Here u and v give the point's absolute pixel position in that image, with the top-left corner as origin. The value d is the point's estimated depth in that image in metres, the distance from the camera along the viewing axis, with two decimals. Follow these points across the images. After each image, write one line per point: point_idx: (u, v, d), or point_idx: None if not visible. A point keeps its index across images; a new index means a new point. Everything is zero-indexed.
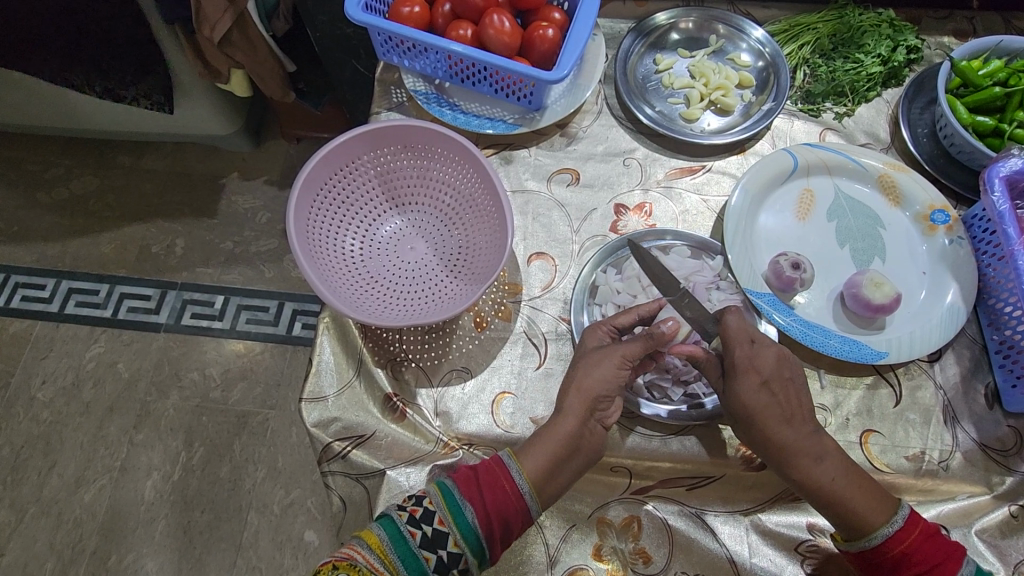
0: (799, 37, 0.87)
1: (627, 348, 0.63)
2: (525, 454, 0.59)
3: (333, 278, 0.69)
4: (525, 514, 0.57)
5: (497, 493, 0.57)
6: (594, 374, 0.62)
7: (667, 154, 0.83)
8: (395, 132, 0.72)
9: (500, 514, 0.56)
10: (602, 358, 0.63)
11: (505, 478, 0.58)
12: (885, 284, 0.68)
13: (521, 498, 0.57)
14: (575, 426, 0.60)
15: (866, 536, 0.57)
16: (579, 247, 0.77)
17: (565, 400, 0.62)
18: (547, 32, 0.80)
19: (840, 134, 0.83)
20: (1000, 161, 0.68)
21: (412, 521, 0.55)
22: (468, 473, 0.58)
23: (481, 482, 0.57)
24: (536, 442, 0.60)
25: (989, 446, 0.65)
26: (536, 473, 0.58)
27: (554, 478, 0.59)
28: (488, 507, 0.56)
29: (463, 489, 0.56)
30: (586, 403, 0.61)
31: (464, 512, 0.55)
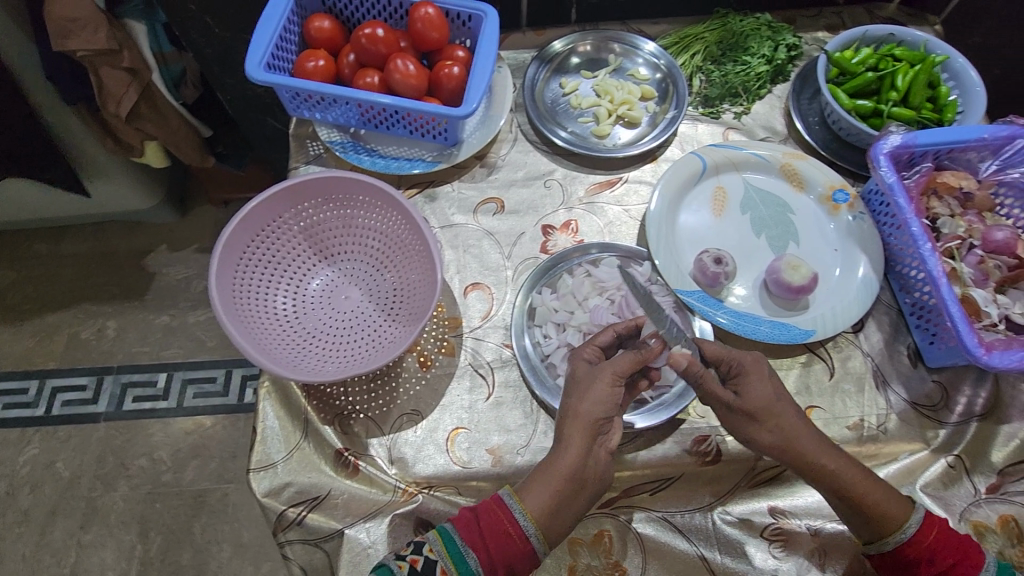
0: (690, 47, 0.92)
1: (616, 366, 0.61)
2: (526, 491, 0.57)
3: (267, 340, 0.67)
4: (531, 556, 0.56)
5: (500, 540, 0.55)
6: (587, 398, 0.60)
7: (585, 171, 0.85)
8: (313, 185, 0.72)
9: (504, 560, 0.55)
10: (593, 382, 0.60)
11: (508, 521, 0.55)
12: (801, 266, 0.72)
13: (524, 540, 0.55)
14: (579, 459, 0.57)
15: (899, 530, 0.57)
16: (513, 272, 0.78)
17: (564, 428, 0.59)
18: (453, 70, 0.82)
19: (741, 132, 0.88)
20: (881, 139, 0.73)
21: (412, 573, 0.53)
22: (468, 515, 0.57)
23: (482, 528, 0.55)
24: (539, 477, 0.57)
25: (918, 404, 0.69)
26: (540, 512, 0.56)
27: (558, 515, 0.56)
28: (492, 555, 0.54)
29: (463, 533, 0.55)
30: (586, 429, 0.58)
31: (468, 561, 0.54)
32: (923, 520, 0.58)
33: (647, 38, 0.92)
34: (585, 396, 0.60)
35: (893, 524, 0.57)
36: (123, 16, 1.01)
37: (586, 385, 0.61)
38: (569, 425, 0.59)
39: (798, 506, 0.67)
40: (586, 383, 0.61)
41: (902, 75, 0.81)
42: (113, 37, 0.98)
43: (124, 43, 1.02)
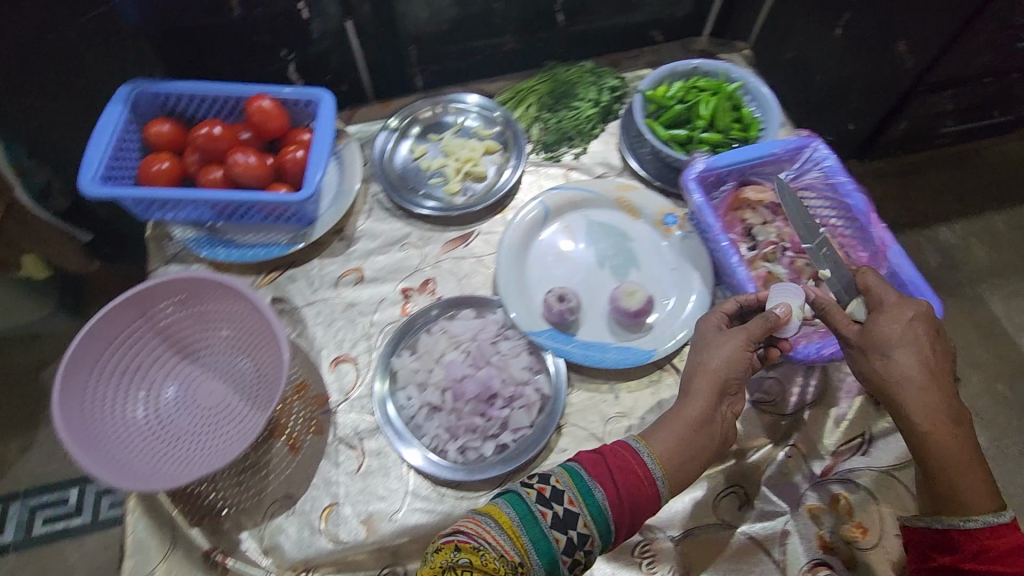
0: (524, 100, 0.99)
1: (748, 330, 0.63)
2: (653, 438, 0.60)
3: (123, 455, 0.67)
4: (654, 500, 0.56)
5: (628, 476, 0.56)
6: (720, 355, 0.63)
7: (439, 230, 0.90)
8: (156, 290, 0.73)
9: (630, 498, 0.55)
10: (726, 342, 0.63)
11: (637, 463, 0.57)
12: (636, 292, 0.78)
13: (652, 484, 0.56)
14: (705, 410, 0.61)
15: (962, 516, 0.54)
16: (378, 338, 0.81)
17: (693, 384, 0.62)
18: (296, 155, 0.86)
19: (581, 171, 0.95)
20: (690, 165, 0.81)
21: (541, 501, 0.52)
22: (595, 454, 0.57)
23: (611, 466, 0.56)
24: (664, 427, 0.61)
25: (760, 402, 0.74)
26: (666, 454, 0.58)
27: (683, 462, 0.59)
28: (619, 490, 0.55)
29: (592, 471, 0.55)
30: (715, 385, 0.62)
31: (594, 494, 0.54)
32: (1004, 523, 0.53)
33: (478, 95, 0.98)
34: (712, 354, 0.63)
35: (954, 501, 0.55)
36: None
37: (717, 345, 0.63)
38: (699, 379, 0.62)
39: (664, 517, 0.67)
40: (715, 344, 0.64)
41: (705, 103, 0.90)
42: None
43: None
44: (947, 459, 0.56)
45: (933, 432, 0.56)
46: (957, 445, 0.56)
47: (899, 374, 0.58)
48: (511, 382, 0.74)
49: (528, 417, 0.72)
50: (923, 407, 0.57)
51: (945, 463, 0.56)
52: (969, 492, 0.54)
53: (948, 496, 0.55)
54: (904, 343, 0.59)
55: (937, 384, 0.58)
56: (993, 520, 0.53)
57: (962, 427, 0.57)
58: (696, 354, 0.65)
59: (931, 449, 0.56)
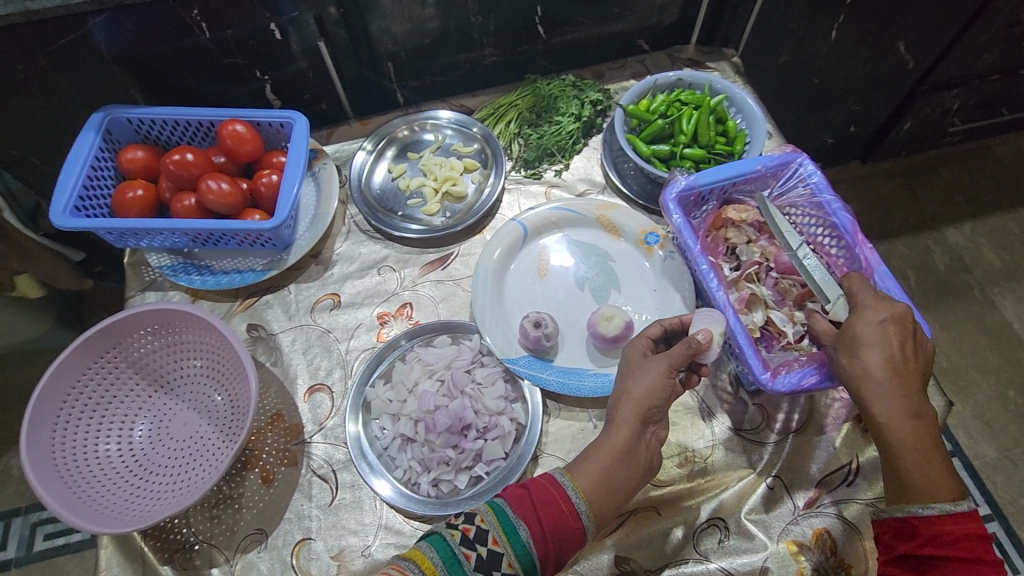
0: (504, 116, 0.97)
1: (671, 358, 0.62)
2: (577, 469, 0.58)
3: (94, 493, 0.67)
4: (580, 537, 0.55)
5: (553, 511, 0.54)
6: (643, 384, 0.61)
7: (418, 252, 0.88)
8: (127, 323, 0.73)
9: (556, 535, 0.54)
10: (650, 368, 0.62)
11: (561, 497, 0.55)
12: (614, 316, 0.75)
13: (577, 518, 0.55)
14: (627, 438, 0.60)
15: (922, 503, 0.52)
16: (354, 366, 0.80)
17: (617, 413, 0.61)
18: (271, 179, 0.85)
19: (563, 188, 0.93)
20: (669, 184, 0.79)
21: (466, 542, 0.52)
22: (521, 490, 0.56)
23: (535, 500, 0.55)
24: (592, 454, 0.59)
25: (741, 429, 0.72)
26: (590, 486, 0.57)
27: (607, 492, 0.58)
28: (544, 527, 0.53)
29: (516, 507, 0.54)
30: (638, 415, 0.60)
31: (518, 532, 0.52)
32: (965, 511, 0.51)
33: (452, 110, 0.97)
34: (636, 379, 0.62)
35: (911, 489, 0.53)
36: None
37: (641, 371, 0.62)
38: (622, 408, 0.61)
39: (642, 553, 0.66)
40: (637, 371, 0.63)
41: (688, 119, 0.87)
42: None
43: None
44: (914, 454, 0.53)
45: (898, 425, 0.54)
46: (922, 438, 0.54)
47: (863, 369, 0.57)
48: (485, 412, 0.72)
49: (503, 449, 0.71)
50: (886, 400, 0.55)
51: (913, 458, 0.53)
52: (935, 484, 0.52)
53: (912, 486, 0.53)
54: (871, 338, 0.57)
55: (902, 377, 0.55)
56: (953, 509, 0.51)
57: (925, 417, 0.55)
58: (623, 382, 0.63)
59: (898, 443, 0.54)
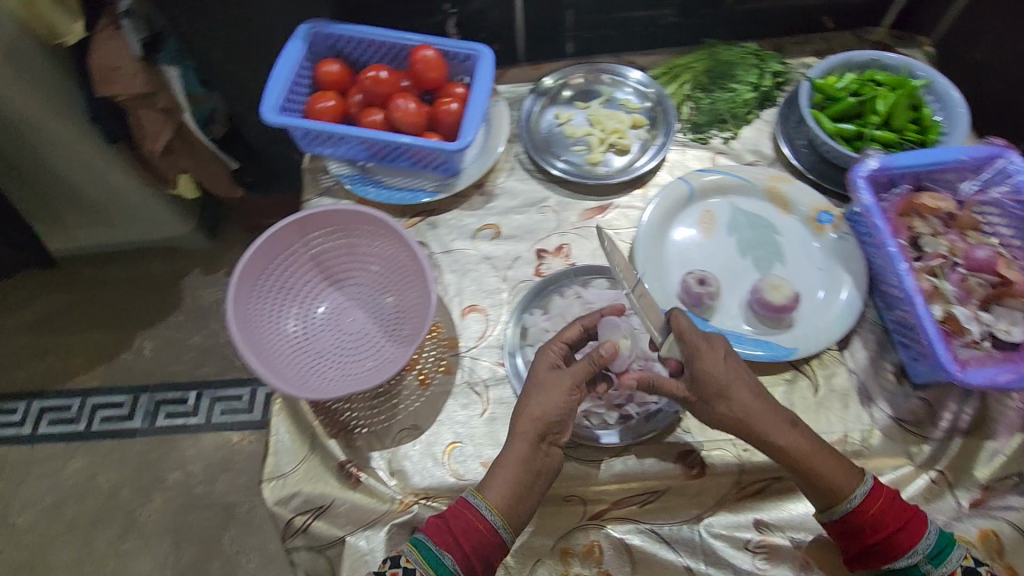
0: (678, 77, 0.96)
1: (574, 373, 0.65)
2: (487, 488, 0.62)
3: (279, 363, 0.74)
4: (502, 545, 0.62)
5: (471, 535, 0.60)
6: (545, 397, 0.64)
7: (579, 198, 0.90)
8: (320, 216, 0.78)
9: (476, 550, 0.60)
10: (554, 384, 0.65)
11: (478, 520, 0.61)
12: (783, 286, 0.76)
13: (495, 533, 0.61)
14: (529, 450, 0.63)
15: (844, 501, 0.62)
16: (509, 294, 0.83)
17: (517, 425, 0.64)
18: (451, 107, 0.88)
19: (730, 157, 0.92)
20: (860, 162, 0.76)
21: None
22: (439, 520, 0.62)
23: (453, 529, 0.61)
24: (495, 471, 0.63)
25: (904, 419, 0.70)
26: (502, 500, 0.62)
27: (521, 500, 0.62)
28: (466, 551, 0.60)
29: (435, 538, 0.60)
30: (538, 428, 0.63)
31: (443, 560, 0.59)
32: (868, 491, 0.62)
33: (641, 72, 0.97)
34: (536, 396, 0.65)
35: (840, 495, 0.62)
36: (160, 61, 1.06)
37: (546, 387, 0.65)
38: (522, 421, 0.63)
39: (784, 519, 0.69)
40: (540, 387, 0.65)
41: (883, 99, 0.84)
42: (147, 81, 1.05)
43: (160, 86, 1.09)
44: (812, 459, 0.62)
45: (795, 443, 0.63)
46: (812, 442, 0.63)
47: (749, 407, 0.63)
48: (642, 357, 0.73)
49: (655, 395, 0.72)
50: (783, 435, 0.63)
51: (814, 464, 0.62)
52: (840, 480, 0.62)
53: (827, 488, 0.62)
54: (733, 382, 0.63)
55: (769, 405, 0.64)
56: (864, 491, 0.61)
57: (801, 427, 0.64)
58: (525, 396, 0.65)
59: (805, 456, 0.62)
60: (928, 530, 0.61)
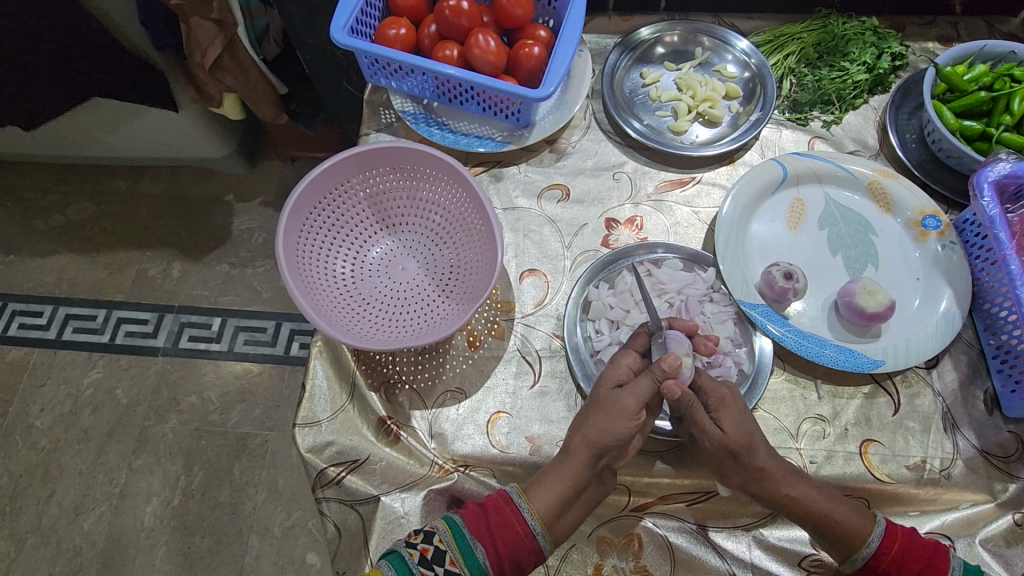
0: (784, 47, 0.87)
1: (636, 397, 0.60)
2: (534, 492, 0.59)
3: (325, 303, 0.70)
4: (536, 552, 0.58)
5: (508, 535, 0.57)
6: (602, 421, 0.60)
7: (657, 167, 0.83)
8: (384, 154, 0.72)
9: (510, 551, 0.57)
10: (615, 406, 0.60)
11: (517, 521, 0.58)
12: (878, 292, 0.68)
13: (532, 538, 0.58)
14: (577, 469, 0.59)
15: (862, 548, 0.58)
16: (571, 262, 0.77)
17: (570, 442, 0.61)
18: (533, 50, 0.80)
19: (829, 143, 0.84)
20: (987, 165, 0.68)
21: (424, 562, 0.54)
22: (478, 509, 0.59)
23: (490, 523, 0.57)
24: (546, 479, 0.60)
25: (990, 453, 0.65)
26: (546, 511, 0.58)
27: (565, 513, 0.59)
28: (499, 549, 0.56)
29: (471, 527, 0.57)
30: (592, 452, 0.60)
31: (476, 552, 0.56)
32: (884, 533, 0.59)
33: (747, 39, 0.88)
34: (592, 417, 0.61)
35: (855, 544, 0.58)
36: None
37: (606, 410, 0.60)
38: (575, 440, 0.60)
39: None
40: (600, 408, 0.61)
41: (1021, 98, 0.75)
42: None
43: None
44: (824, 506, 0.59)
45: (807, 495, 0.59)
46: (820, 491, 0.60)
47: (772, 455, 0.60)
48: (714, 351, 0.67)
49: None
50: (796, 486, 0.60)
51: (827, 512, 0.59)
52: (855, 524, 0.59)
53: (842, 535, 0.58)
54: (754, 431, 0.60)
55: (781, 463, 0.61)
56: (880, 531, 0.58)
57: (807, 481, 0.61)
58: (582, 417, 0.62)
59: (815, 506, 0.59)
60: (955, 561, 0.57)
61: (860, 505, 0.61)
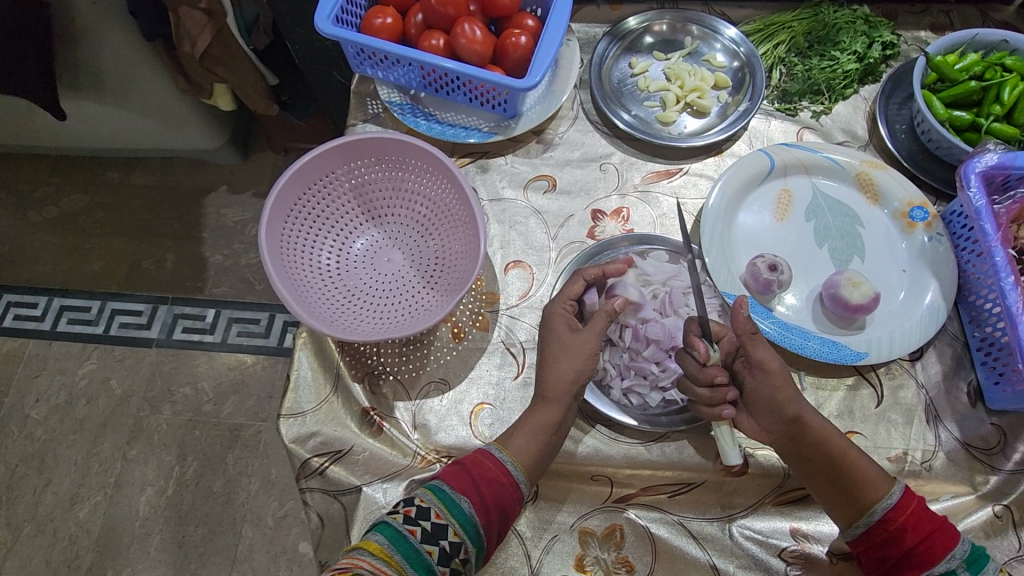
0: (774, 36, 0.86)
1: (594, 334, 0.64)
2: (509, 442, 0.61)
3: (308, 294, 0.69)
4: (517, 500, 0.59)
5: (491, 483, 0.58)
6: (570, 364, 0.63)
7: (644, 158, 0.83)
8: (368, 145, 0.72)
9: (495, 501, 0.57)
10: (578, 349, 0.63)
11: (500, 472, 0.58)
12: (863, 283, 0.68)
13: (515, 486, 0.59)
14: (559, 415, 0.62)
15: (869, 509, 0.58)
16: (557, 254, 0.77)
17: (547, 389, 0.63)
18: (520, 40, 0.79)
19: (817, 133, 0.83)
20: (975, 156, 0.67)
21: (409, 520, 0.54)
22: (457, 467, 0.59)
23: (473, 477, 0.58)
24: (519, 428, 0.62)
25: (972, 445, 0.65)
26: (525, 458, 0.60)
27: (540, 460, 0.61)
28: (484, 499, 0.57)
29: (454, 483, 0.57)
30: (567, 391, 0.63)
31: (460, 504, 0.56)
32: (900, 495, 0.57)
33: (736, 28, 0.87)
34: (563, 360, 0.63)
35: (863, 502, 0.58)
36: None
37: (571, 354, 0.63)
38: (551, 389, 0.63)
39: (821, 531, 0.65)
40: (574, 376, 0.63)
41: (1010, 88, 0.75)
42: None
43: None
44: (852, 456, 0.60)
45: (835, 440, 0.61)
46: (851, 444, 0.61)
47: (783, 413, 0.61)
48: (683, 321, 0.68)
49: None
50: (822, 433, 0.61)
51: (854, 460, 0.60)
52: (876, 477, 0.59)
53: (861, 482, 0.58)
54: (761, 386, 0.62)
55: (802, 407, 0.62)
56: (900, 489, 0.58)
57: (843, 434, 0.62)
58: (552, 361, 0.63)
59: (844, 452, 0.60)
60: (961, 547, 0.55)
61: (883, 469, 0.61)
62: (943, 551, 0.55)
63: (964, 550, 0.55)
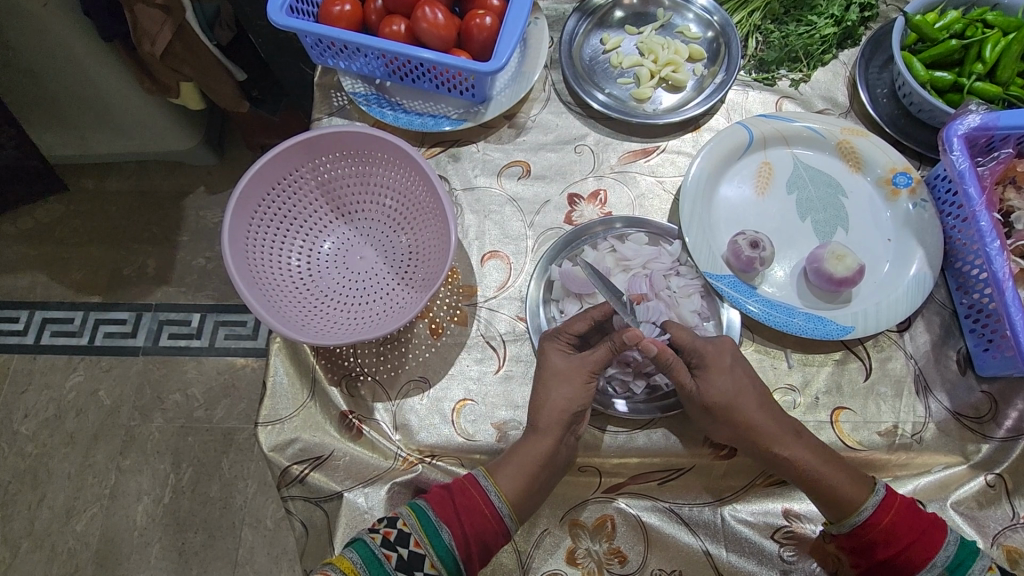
0: (749, 3, 0.83)
1: (593, 362, 0.61)
2: (499, 472, 0.59)
3: (278, 300, 0.67)
4: (502, 533, 0.57)
5: (474, 515, 0.56)
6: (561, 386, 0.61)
7: (620, 138, 0.81)
8: (330, 140, 0.69)
9: (477, 535, 0.56)
10: (571, 372, 0.61)
11: (483, 502, 0.57)
12: (847, 256, 0.66)
13: (500, 521, 0.57)
14: (550, 446, 0.60)
15: (854, 512, 0.56)
16: (534, 242, 0.75)
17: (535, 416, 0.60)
18: (484, 21, 0.76)
19: (797, 102, 0.81)
20: (957, 119, 0.65)
21: (386, 543, 0.53)
22: (443, 491, 0.58)
23: (457, 505, 0.57)
24: (511, 457, 0.59)
25: (963, 415, 0.64)
26: (514, 493, 0.58)
27: (531, 494, 0.59)
28: (466, 530, 0.56)
29: (437, 509, 0.56)
30: (562, 421, 0.60)
31: (442, 534, 0.55)
32: (880, 503, 0.56)
33: None
34: (553, 387, 0.61)
35: (851, 506, 0.56)
36: None
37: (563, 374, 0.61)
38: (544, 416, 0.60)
39: (814, 511, 0.64)
40: (558, 372, 0.61)
41: (993, 44, 0.72)
42: None
43: None
44: (825, 473, 0.58)
45: (801, 458, 0.59)
46: (821, 454, 0.59)
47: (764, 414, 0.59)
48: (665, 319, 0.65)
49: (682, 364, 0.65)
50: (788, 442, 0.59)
51: (827, 477, 0.57)
52: (858, 492, 0.57)
53: (836, 500, 0.57)
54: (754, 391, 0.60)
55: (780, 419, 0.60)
56: (876, 502, 0.56)
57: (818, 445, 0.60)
58: (543, 385, 0.62)
59: (817, 471, 0.58)
60: (943, 553, 0.54)
61: (859, 471, 0.58)
62: (921, 560, 0.54)
63: (945, 556, 0.54)
